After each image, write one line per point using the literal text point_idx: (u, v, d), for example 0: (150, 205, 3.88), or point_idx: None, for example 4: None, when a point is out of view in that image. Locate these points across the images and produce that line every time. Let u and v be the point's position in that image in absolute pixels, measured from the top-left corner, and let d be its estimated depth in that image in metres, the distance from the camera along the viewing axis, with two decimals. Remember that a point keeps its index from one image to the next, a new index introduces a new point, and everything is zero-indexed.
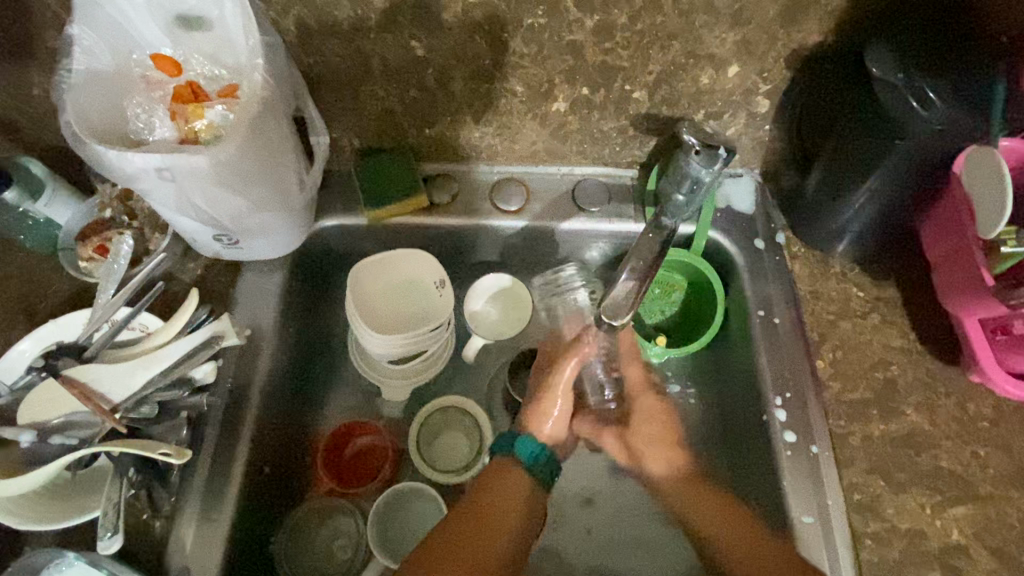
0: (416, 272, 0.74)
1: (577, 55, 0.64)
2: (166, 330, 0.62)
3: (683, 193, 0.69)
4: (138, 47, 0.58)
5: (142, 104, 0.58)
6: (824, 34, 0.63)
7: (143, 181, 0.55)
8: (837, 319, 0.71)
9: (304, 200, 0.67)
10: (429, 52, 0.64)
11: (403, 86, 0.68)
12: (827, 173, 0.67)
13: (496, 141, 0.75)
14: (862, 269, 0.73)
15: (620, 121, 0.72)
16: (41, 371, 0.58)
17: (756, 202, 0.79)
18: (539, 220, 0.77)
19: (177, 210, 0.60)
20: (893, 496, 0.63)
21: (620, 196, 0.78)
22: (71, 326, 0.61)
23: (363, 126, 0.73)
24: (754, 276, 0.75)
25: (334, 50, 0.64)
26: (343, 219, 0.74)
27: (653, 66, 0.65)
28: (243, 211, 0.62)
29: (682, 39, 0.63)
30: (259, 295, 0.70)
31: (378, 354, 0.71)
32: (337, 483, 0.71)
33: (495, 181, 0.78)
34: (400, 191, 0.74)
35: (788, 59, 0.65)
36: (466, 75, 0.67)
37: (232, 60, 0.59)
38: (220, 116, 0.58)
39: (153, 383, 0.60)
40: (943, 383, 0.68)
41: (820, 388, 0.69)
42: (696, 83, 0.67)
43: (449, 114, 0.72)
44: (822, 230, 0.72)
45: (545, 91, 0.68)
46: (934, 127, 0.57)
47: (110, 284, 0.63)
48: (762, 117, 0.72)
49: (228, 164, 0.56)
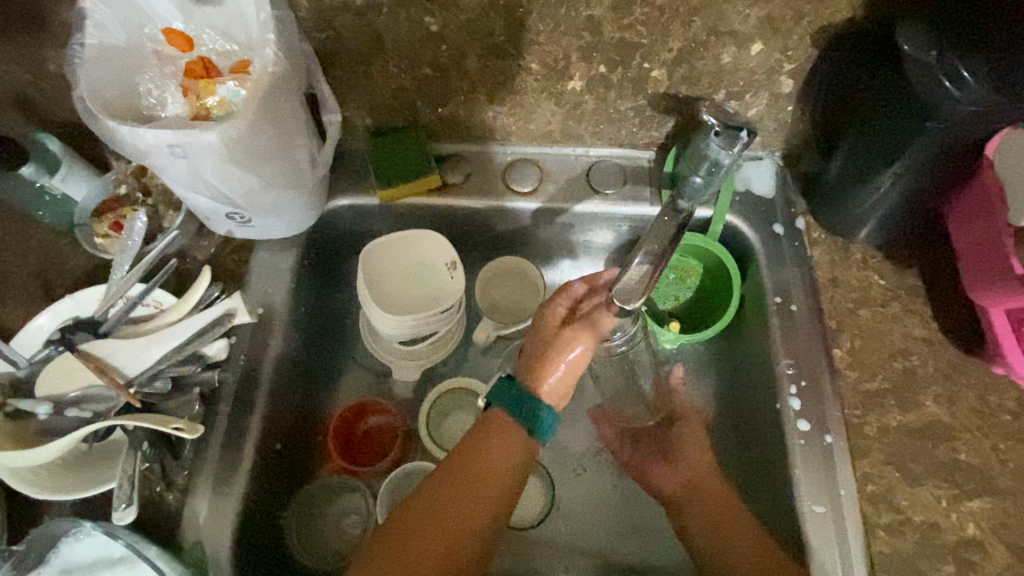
0: (427, 255, 0.73)
1: (595, 32, 0.63)
2: (179, 306, 0.62)
3: (701, 175, 0.68)
4: (150, 22, 0.57)
5: (155, 80, 0.57)
6: (853, 10, 0.60)
7: (156, 157, 0.55)
8: (857, 307, 0.70)
9: (315, 179, 0.67)
10: (443, 28, 0.63)
11: (417, 64, 0.67)
12: (853, 156, 0.65)
13: (511, 121, 0.74)
14: (884, 257, 0.71)
15: (638, 101, 0.70)
16: (59, 345, 0.59)
17: (776, 185, 0.77)
18: (552, 201, 0.76)
19: (190, 187, 0.60)
20: (909, 488, 0.62)
21: (636, 178, 0.77)
22: (88, 301, 0.62)
23: (376, 105, 0.72)
24: (772, 262, 0.74)
25: (348, 26, 0.63)
26: (355, 199, 0.74)
27: (673, 44, 0.63)
28: (255, 190, 0.62)
29: (704, 15, 0.61)
30: (272, 273, 0.70)
31: (388, 334, 0.71)
32: (347, 461, 0.72)
33: (509, 162, 0.77)
34: (411, 171, 0.73)
35: (814, 37, 0.63)
36: (480, 51, 0.65)
37: (244, 35, 0.58)
38: (231, 92, 0.57)
39: (166, 359, 0.61)
40: (965, 375, 0.66)
41: (837, 377, 0.67)
42: (717, 61, 0.65)
43: (463, 92, 0.70)
44: (843, 216, 0.70)
45: (561, 70, 0.67)
46: (968, 109, 0.55)
47: (124, 260, 0.62)
48: (785, 98, 0.69)
49: (240, 140, 0.55)
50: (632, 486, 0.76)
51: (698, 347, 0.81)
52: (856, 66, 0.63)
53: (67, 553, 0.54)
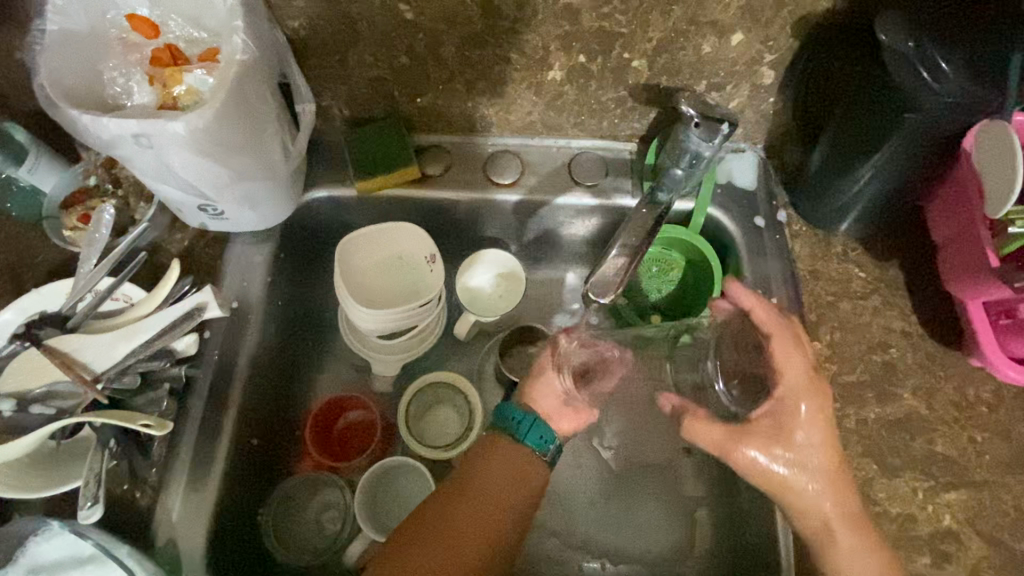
0: (406, 248, 0.72)
1: (573, 21, 0.62)
2: (151, 299, 0.60)
3: (682, 167, 0.67)
4: (114, 8, 0.55)
5: (119, 68, 0.56)
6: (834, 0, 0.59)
7: (122, 148, 0.53)
8: (837, 300, 0.70)
9: (290, 171, 0.66)
10: (418, 17, 0.62)
11: (393, 53, 0.66)
12: (833, 147, 0.65)
13: (491, 111, 0.73)
14: (864, 249, 0.72)
15: (619, 91, 0.69)
16: (23, 341, 0.56)
17: (758, 177, 0.76)
18: (533, 194, 0.75)
19: (159, 178, 0.58)
20: (886, 480, 0.62)
21: (618, 170, 0.76)
22: (55, 295, 0.60)
23: (352, 95, 0.71)
24: (753, 256, 0.73)
25: (322, 13, 0.62)
26: (333, 191, 0.73)
27: (653, 33, 0.63)
28: (227, 182, 0.61)
29: (683, 5, 0.60)
30: (247, 267, 0.69)
31: (366, 328, 0.70)
32: (325, 456, 0.71)
33: (490, 153, 0.76)
34: (390, 162, 0.72)
35: (794, 27, 0.62)
36: (458, 40, 0.64)
37: (213, 22, 0.57)
38: (200, 81, 0.56)
39: (136, 354, 0.58)
40: (942, 367, 0.67)
41: (817, 370, 0.67)
42: (697, 52, 0.64)
43: (442, 83, 0.69)
44: (825, 209, 0.70)
45: (540, 59, 0.66)
46: (946, 101, 0.54)
47: (93, 254, 0.60)
48: (767, 89, 0.69)
49: (209, 131, 0.54)
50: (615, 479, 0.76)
51: None
52: (832, 58, 0.62)
53: (34, 552, 0.52)
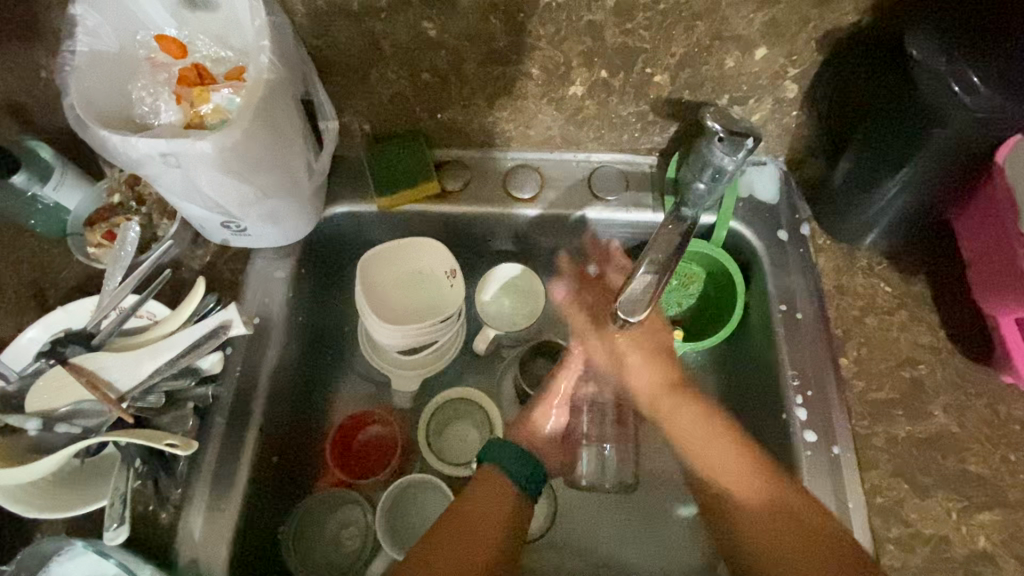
0: (426, 263, 0.72)
1: (596, 37, 0.61)
2: (174, 318, 0.60)
3: (704, 181, 0.67)
4: (144, 28, 0.56)
5: (148, 87, 0.56)
6: (859, 15, 0.59)
7: (150, 167, 0.54)
8: (863, 315, 0.69)
9: (313, 187, 0.66)
10: (441, 34, 0.62)
11: (415, 70, 0.66)
12: (858, 162, 0.64)
13: (511, 126, 0.73)
14: (890, 264, 0.71)
15: (640, 106, 0.69)
16: (48, 358, 0.57)
17: (779, 190, 0.76)
18: (553, 208, 0.75)
19: (185, 197, 0.59)
20: (918, 500, 0.61)
21: (638, 184, 0.76)
22: (79, 313, 0.60)
23: (373, 112, 0.71)
24: (776, 270, 0.73)
25: (346, 32, 0.62)
26: (353, 206, 0.73)
27: (676, 48, 0.62)
28: (251, 199, 0.61)
29: (707, 20, 0.60)
30: (269, 283, 0.69)
31: (386, 344, 0.69)
32: (345, 473, 0.71)
33: (509, 168, 0.76)
34: (410, 177, 0.72)
35: (819, 42, 0.62)
36: (480, 57, 0.64)
37: (240, 41, 0.57)
38: (227, 100, 0.56)
39: (160, 372, 0.59)
40: (972, 384, 0.66)
41: (844, 387, 0.66)
42: (720, 66, 0.64)
43: (463, 99, 0.69)
44: (850, 224, 0.69)
45: (562, 74, 0.65)
46: (976, 116, 0.53)
47: (117, 271, 0.61)
48: (790, 103, 0.68)
49: (235, 150, 0.54)
50: (637, 496, 0.75)
51: (702, 355, 0.80)
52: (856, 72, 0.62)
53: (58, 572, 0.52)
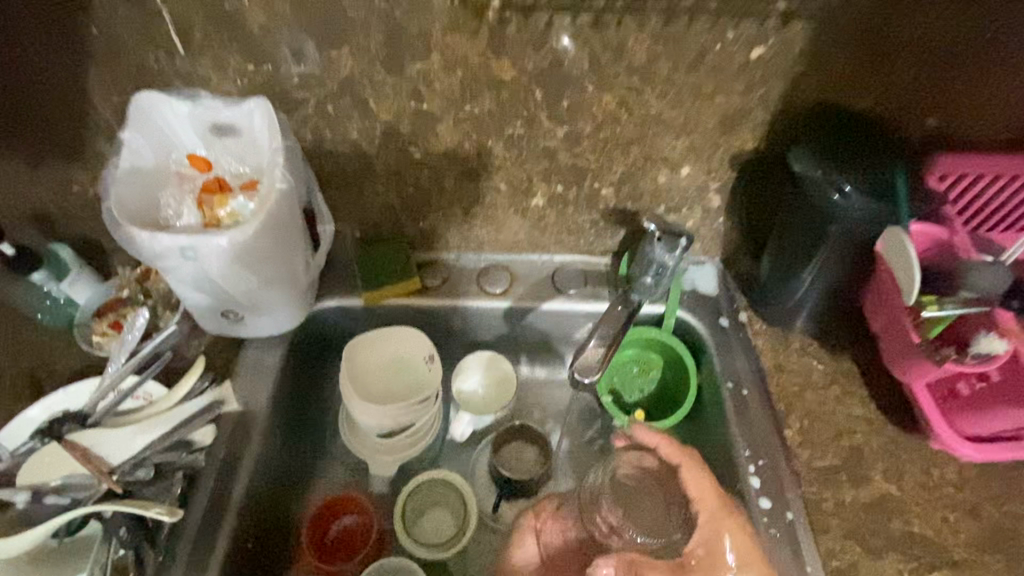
0: (407, 350, 0.78)
1: (551, 159, 0.75)
2: (171, 395, 0.66)
3: (650, 276, 0.78)
4: (177, 150, 0.69)
5: (174, 195, 0.67)
6: (757, 140, 0.73)
7: (168, 260, 0.62)
8: (801, 390, 0.77)
9: (308, 281, 0.74)
10: (425, 155, 0.75)
11: (402, 185, 0.78)
12: (776, 256, 0.76)
13: (483, 232, 0.84)
14: (820, 344, 0.80)
15: (592, 214, 0.82)
16: (45, 437, 0.61)
17: (718, 285, 0.87)
18: (521, 300, 0.84)
19: (194, 287, 0.67)
20: (871, 562, 0.65)
21: (596, 280, 0.86)
22: (79, 394, 0.65)
23: (365, 220, 0.82)
24: (722, 352, 0.81)
25: (345, 154, 0.74)
26: (342, 301, 0.81)
27: (617, 168, 0.76)
28: (253, 289, 0.69)
29: (639, 146, 0.74)
30: (258, 375, 0.73)
31: (367, 425, 0.75)
32: (318, 561, 0.71)
33: (481, 267, 0.86)
34: (395, 275, 0.82)
35: (730, 161, 0.76)
36: (457, 174, 0.77)
37: (256, 160, 0.70)
38: (241, 205, 0.66)
39: (153, 446, 0.62)
40: (906, 450, 0.72)
41: (791, 456, 0.72)
42: (655, 182, 0.78)
43: (443, 208, 0.81)
44: (781, 309, 0.80)
45: (525, 189, 0.79)
46: (856, 215, 0.66)
47: (121, 354, 0.67)
48: (715, 211, 0.82)
49: (245, 244, 0.63)
50: None
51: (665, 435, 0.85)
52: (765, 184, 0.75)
53: None
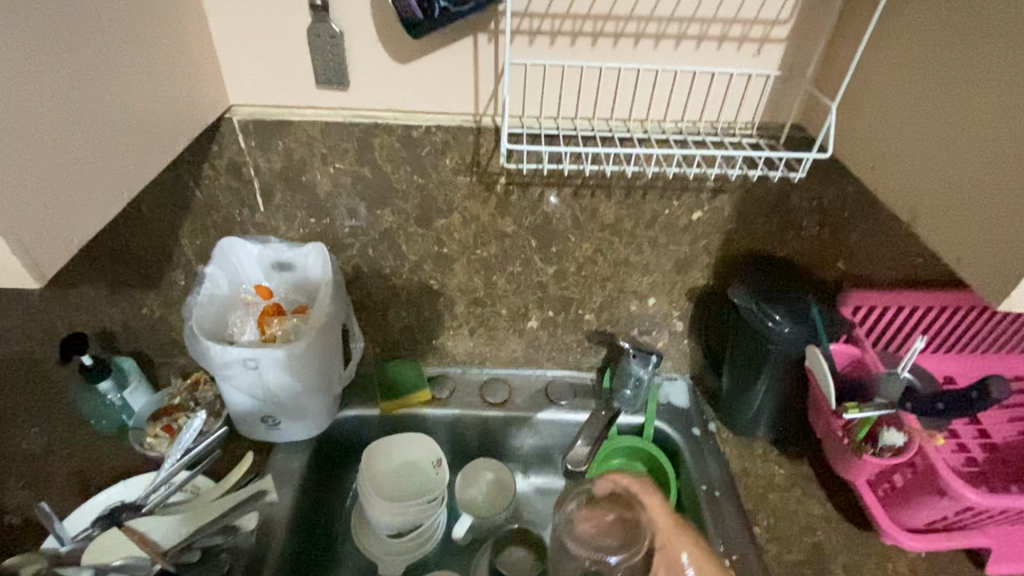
0: (415, 456, 0.89)
1: (544, 290, 0.93)
2: (221, 486, 0.78)
3: (630, 388, 0.96)
4: (247, 281, 0.87)
5: (239, 316, 0.83)
6: (706, 279, 0.93)
7: (231, 368, 0.76)
8: (766, 491, 0.87)
9: (339, 390, 0.87)
10: (441, 286, 0.92)
11: (421, 310, 0.95)
12: (732, 372, 0.92)
13: (486, 350, 1.00)
14: (778, 451, 0.92)
15: (578, 335, 0.98)
16: (103, 522, 0.70)
17: (689, 399, 1.01)
18: (519, 409, 0.96)
19: (247, 392, 0.79)
20: None
21: (583, 393, 1.00)
22: (135, 487, 0.78)
23: (387, 339, 0.98)
24: (696, 457, 0.92)
25: (376, 286, 0.92)
26: (361, 411, 0.93)
27: (596, 298, 0.94)
28: (295, 396, 0.81)
29: (613, 281, 0.92)
30: (285, 474, 0.84)
31: (380, 524, 0.83)
32: None
33: (483, 380, 1.00)
34: (410, 388, 0.94)
35: (687, 294, 0.94)
36: (467, 302, 0.94)
37: (307, 290, 0.87)
38: (293, 325, 0.82)
39: (202, 530, 0.71)
40: (862, 546, 0.81)
41: (761, 550, 0.80)
42: (627, 309, 0.96)
43: (453, 330, 0.97)
44: (742, 419, 0.93)
45: (522, 314, 0.96)
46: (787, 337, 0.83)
47: (175, 451, 0.76)
48: (680, 334, 0.99)
49: (297, 356, 0.77)
50: None
51: None
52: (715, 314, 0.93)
53: None
